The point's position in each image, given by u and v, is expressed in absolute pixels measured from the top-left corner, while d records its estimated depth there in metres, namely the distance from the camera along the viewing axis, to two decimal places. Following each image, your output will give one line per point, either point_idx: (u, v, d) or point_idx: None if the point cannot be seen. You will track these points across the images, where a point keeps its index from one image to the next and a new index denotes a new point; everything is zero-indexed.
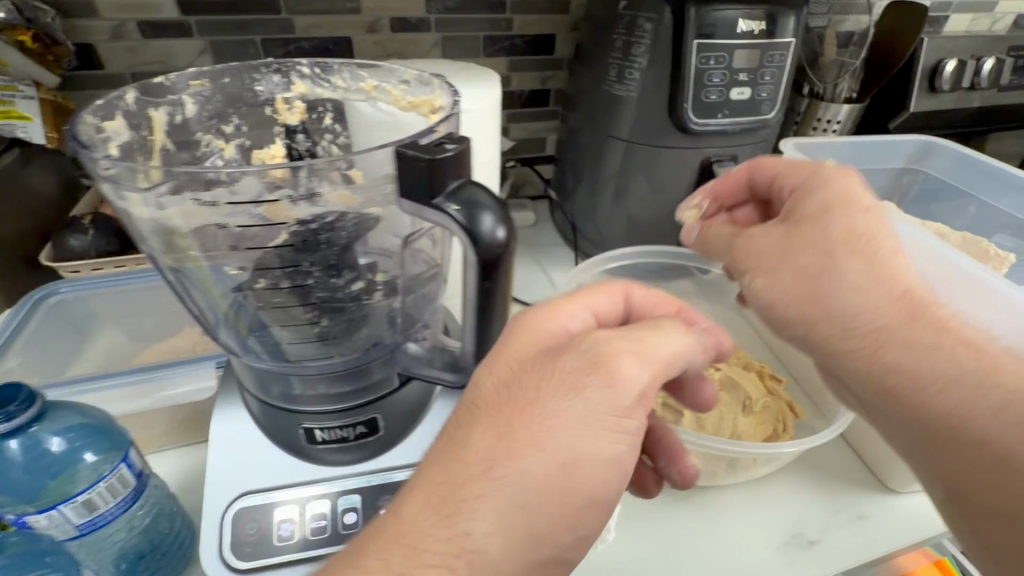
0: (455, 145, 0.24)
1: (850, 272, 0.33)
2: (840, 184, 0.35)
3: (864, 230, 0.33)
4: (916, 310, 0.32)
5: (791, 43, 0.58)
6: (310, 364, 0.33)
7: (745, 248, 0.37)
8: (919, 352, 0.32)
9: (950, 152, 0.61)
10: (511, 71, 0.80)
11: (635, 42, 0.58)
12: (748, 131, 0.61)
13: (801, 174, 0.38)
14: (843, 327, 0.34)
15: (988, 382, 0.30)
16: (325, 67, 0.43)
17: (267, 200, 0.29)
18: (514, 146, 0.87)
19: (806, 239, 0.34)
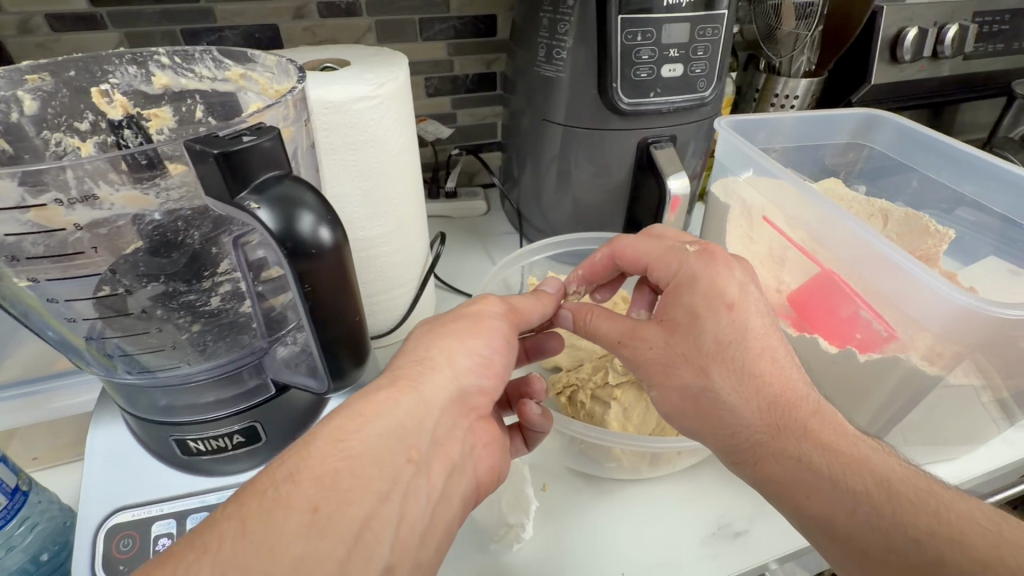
0: (252, 137, 0.26)
1: (720, 386, 0.38)
2: (707, 279, 0.40)
3: (732, 344, 0.38)
4: (784, 422, 0.37)
5: (725, 16, 0.56)
6: (169, 376, 0.35)
7: (635, 357, 0.41)
8: (789, 464, 0.36)
9: (893, 127, 0.61)
10: (452, 55, 0.77)
11: (561, 20, 0.56)
12: (684, 110, 0.59)
13: (671, 267, 0.43)
14: (726, 440, 0.38)
15: (842, 487, 0.34)
16: (185, 56, 0.42)
17: (33, 205, 0.28)
18: (463, 132, 0.85)
19: (683, 354, 0.39)
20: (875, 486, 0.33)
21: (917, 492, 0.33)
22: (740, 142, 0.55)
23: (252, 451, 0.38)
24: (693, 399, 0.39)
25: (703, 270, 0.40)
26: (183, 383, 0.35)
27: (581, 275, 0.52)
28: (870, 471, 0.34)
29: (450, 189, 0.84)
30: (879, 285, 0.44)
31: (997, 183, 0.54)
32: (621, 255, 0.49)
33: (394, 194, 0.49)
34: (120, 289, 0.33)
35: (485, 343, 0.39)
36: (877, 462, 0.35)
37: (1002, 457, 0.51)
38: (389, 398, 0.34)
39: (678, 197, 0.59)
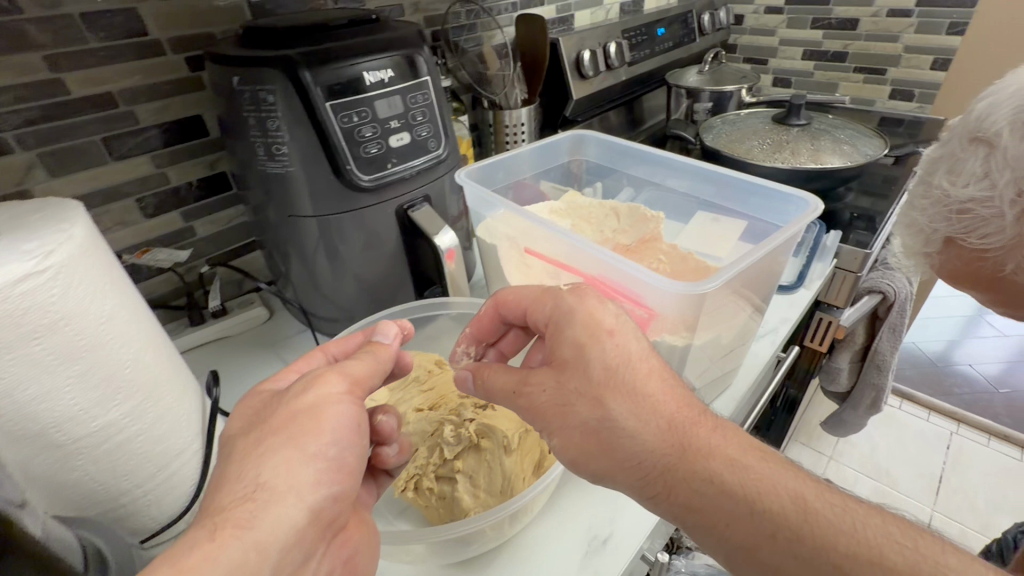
0: None
1: (619, 416, 0.39)
2: (583, 311, 0.42)
3: (621, 369, 0.40)
4: (689, 446, 0.39)
5: (428, 82, 0.60)
6: None
7: (531, 403, 0.41)
8: (704, 485, 0.38)
9: (594, 141, 0.73)
10: (163, 167, 0.68)
11: (268, 116, 0.53)
12: (425, 171, 0.61)
13: (547, 306, 0.45)
14: (635, 471, 0.39)
15: (759, 509, 0.37)
16: None
17: None
18: (209, 242, 0.75)
19: (576, 389, 0.39)
20: (791, 505, 0.37)
21: (831, 513, 0.38)
22: (477, 188, 0.59)
23: None
24: (593, 434, 0.39)
25: (579, 303, 0.43)
26: None
27: (472, 333, 0.53)
28: (786, 492, 0.38)
29: (217, 307, 0.73)
30: (615, 282, 0.51)
31: (676, 171, 0.68)
32: (506, 306, 0.49)
33: (126, 360, 0.40)
34: None
35: (328, 442, 0.36)
36: (786, 481, 0.38)
37: (754, 369, 0.65)
38: (206, 558, 0.29)
39: (452, 249, 0.62)
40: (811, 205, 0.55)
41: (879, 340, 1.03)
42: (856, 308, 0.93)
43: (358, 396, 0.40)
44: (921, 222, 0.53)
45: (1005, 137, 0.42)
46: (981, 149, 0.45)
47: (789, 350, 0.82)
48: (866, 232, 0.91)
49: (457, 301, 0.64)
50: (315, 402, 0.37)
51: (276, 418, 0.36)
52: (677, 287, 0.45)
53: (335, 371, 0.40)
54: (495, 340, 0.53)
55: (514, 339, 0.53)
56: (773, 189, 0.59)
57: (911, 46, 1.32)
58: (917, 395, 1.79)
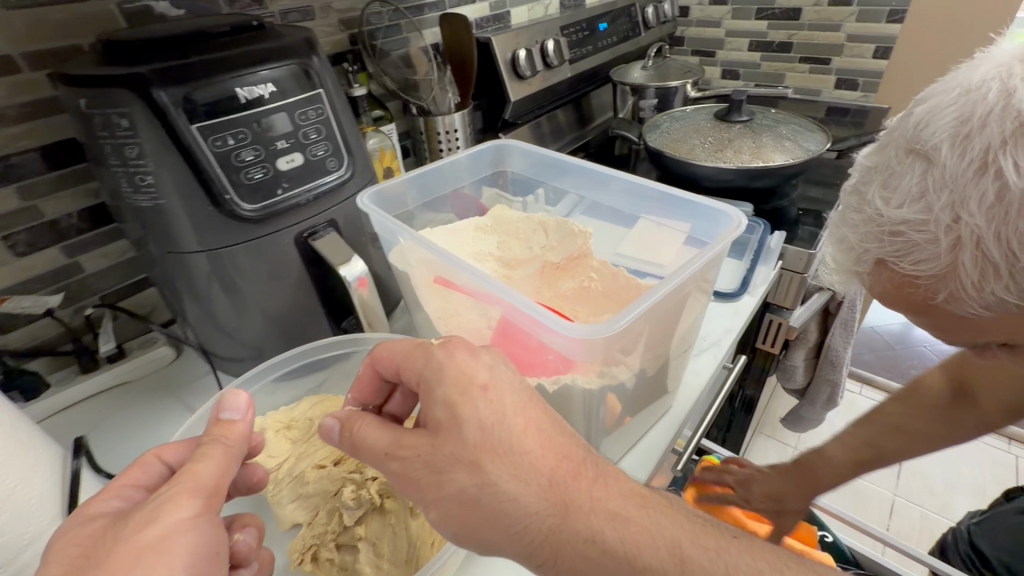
0: None
1: (499, 481, 0.35)
2: (452, 367, 0.38)
3: (495, 431, 0.36)
4: (570, 505, 0.35)
5: (322, 94, 0.54)
6: None
7: (402, 471, 0.37)
8: (586, 548, 0.35)
9: (516, 150, 0.68)
10: (31, 200, 0.60)
11: (125, 144, 0.46)
12: (327, 194, 0.55)
13: (417, 362, 0.40)
14: (518, 538, 0.35)
15: (639, 565, 0.35)
16: None
17: None
18: (98, 280, 0.67)
19: (450, 453, 0.36)
20: (669, 558, 0.36)
21: (705, 556, 0.36)
22: (381, 215, 0.53)
23: None
24: (469, 502, 0.36)
25: (449, 358, 0.39)
26: None
27: (354, 395, 0.47)
28: (663, 540, 0.36)
29: (113, 349, 0.66)
30: (521, 321, 0.46)
31: (601, 183, 0.64)
32: (382, 363, 0.44)
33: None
34: None
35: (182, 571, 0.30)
36: (664, 526, 0.37)
37: (696, 386, 0.61)
38: None
39: (363, 276, 0.56)
40: (735, 220, 0.51)
41: (832, 335, 1.02)
42: (806, 308, 0.91)
43: (218, 510, 0.34)
44: (849, 238, 0.45)
45: (944, 151, 0.36)
46: (916, 162, 0.38)
47: (738, 358, 0.79)
48: (811, 231, 0.89)
49: (372, 335, 0.58)
50: (169, 531, 0.30)
51: (113, 551, 0.29)
52: (587, 331, 0.40)
53: (189, 488, 0.33)
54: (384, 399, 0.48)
55: (400, 399, 0.47)
56: (700, 203, 0.55)
57: (853, 34, 1.31)
58: (877, 379, 1.82)
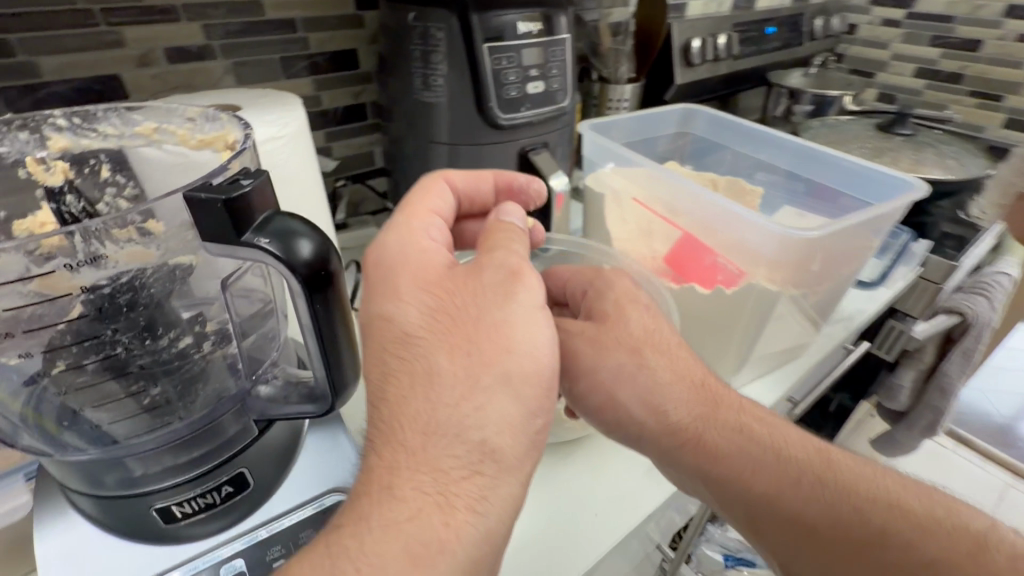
0: (250, 180, 0.29)
1: (654, 367, 0.48)
2: (620, 285, 0.52)
3: (656, 332, 0.50)
4: (718, 402, 0.48)
5: (567, 39, 0.66)
6: (138, 442, 0.35)
7: (568, 343, 0.49)
8: (728, 436, 0.47)
9: (704, 116, 0.78)
10: (319, 90, 0.78)
11: (431, 51, 0.61)
12: (550, 121, 0.68)
13: (588, 276, 0.54)
14: (668, 424, 0.47)
15: (781, 458, 0.46)
16: (87, 115, 0.41)
17: (37, 274, 0.32)
18: (340, 164, 0.85)
19: (616, 337, 0.48)
20: (814, 457, 0.46)
21: (848, 462, 0.46)
22: (602, 141, 0.66)
23: (235, 505, 0.37)
24: (629, 377, 0.47)
25: (617, 280, 0.53)
26: (145, 450, 0.35)
27: (525, 296, 0.60)
28: (809, 447, 0.47)
29: (341, 221, 0.83)
30: (725, 236, 0.57)
31: (780, 153, 0.73)
32: (555, 278, 0.57)
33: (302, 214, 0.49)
34: (75, 357, 0.34)
35: (515, 332, 0.39)
36: (807, 441, 0.47)
37: (822, 347, 0.69)
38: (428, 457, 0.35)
39: (562, 193, 0.69)
40: (914, 186, 0.59)
41: (948, 362, 1.02)
42: (931, 324, 0.93)
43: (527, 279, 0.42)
44: None
45: None
46: None
47: (859, 345, 0.83)
48: (954, 250, 0.92)
49: (559, 239, 0.69)
50: (514, 314, 0.39)
51: (461, 296, 0.40)
52: (788, 232, 0.51)
53: (529, 275, 0.42)
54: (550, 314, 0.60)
55: (553, 314, 0.59)
56: (880, 172, 0.63)
57: None
58: (976, 441, 1.72)
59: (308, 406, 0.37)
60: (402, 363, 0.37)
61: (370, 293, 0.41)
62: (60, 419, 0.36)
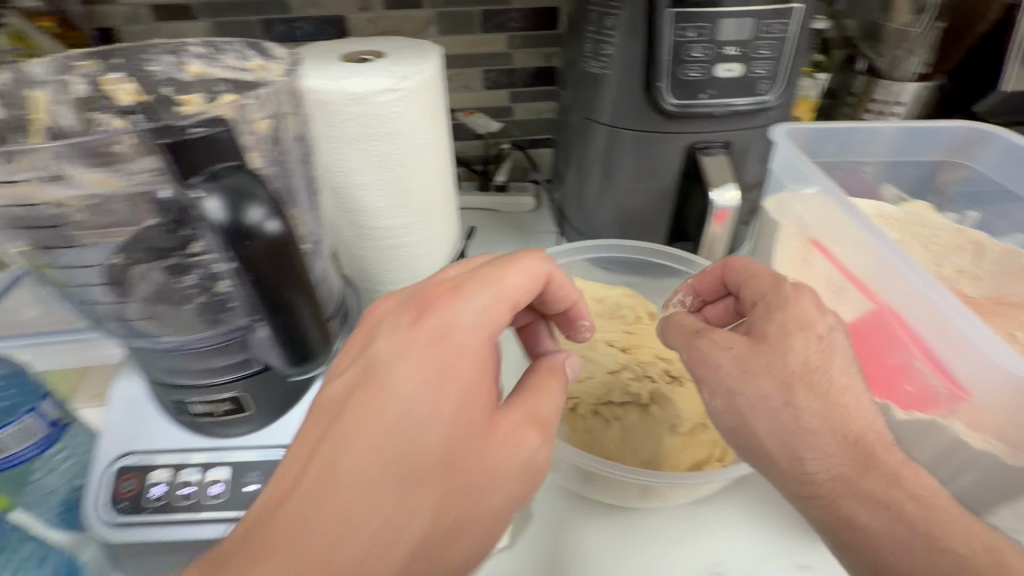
0: (204, 129, 0.23)
1: (803, 411, 0.34)
2: (795, 305, 0.37)
3: (818, 370, 0.35)
4: (872, 463, 0.33)
5: (798, 9, 0.49)
6: (167, 340, 0.33)
7: (703, 357, 0.37)
8: (871, 505, 0.32)
9: (999, 144, 0.53)
10: (511, 48, 0.76)
11: (609, 13, 0.52)
12: (741, 115, 0.54)
13: (763, 285, 0.40)
14: (798, 470, 0.34)
15: (937, 545, 0.30)
16: (216, 47, 0.39)
17: (18, 180, 0.28)
18: (518, 126, 0.84)
19: (765, 364, 0.35)
20: (981, 553, 0.30)
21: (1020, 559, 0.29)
22: (792, 151, 0.50)
23: (243, 419, 0.36)
24: (768, 416, 0.35)
25: (795, 296, 0.38)
26: (176, 347, 0.33)
27: (691, 286, 0.48)
28: (967, 532, 0.31)
29: (500, 183, 0.83)
30: (931, 331, 0.39)
31: None
32: (733, 272, 0.44)
33: (416, 158, 0.48)
34: (147, 255, 0.31)
35: (403, 410, 0.28)
36: (970, 523, 0.31)
37: None
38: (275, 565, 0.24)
39: (727, 209, 0.54)
40: None
41: None
42: None
43: (476, 388, 0.30)
44: None
45: None
46: None
47: None
48: None
49: None
50: (414, 414, 0.28)
51: (413, 360, 0.30)
52: None
53: (462, 385, 0.30)
54: (712, 300, 0.48)
55: (726, 309, 0.47)
56: None
57: None
58: None
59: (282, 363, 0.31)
60: (402, 378, 0.29)
61: (423, 285, 0.34)
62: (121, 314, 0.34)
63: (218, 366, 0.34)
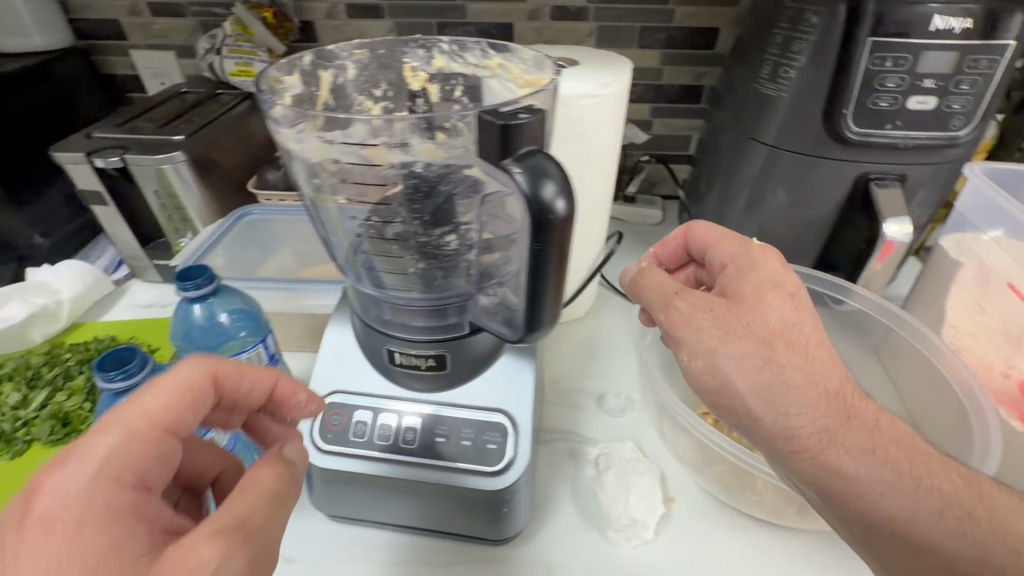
0: (530, 115, 0.26)
1: (784, 366, 0.34)
2: (766, 268, 0.39)
3: (795, 326, 0.36)
4: (852, 411, 0.33)
5: (1010, 47, 0.47)
6: (397, 295, 0.38)
7: (685, 317, 0.37)
8: (857, 454, 0.32)
9: None
10: (663, 65, 0.78)
11: (798, 37, 0.52)
12: (923, 149, 0.53)
13: (730, 249, 0.42)
14: (781, 428, 0.33)
15: (924, 484, 0.31)
16: (462, 44, 0.40)
17: (370, 144, 0.34)
18: (654, 141, 0.85)
19: (746, 325, 0.35)
20: (961, 484, 0.31)
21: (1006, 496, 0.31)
22: (993, 192, 0.47)
23: (438, 377, 0.40)
24: (752, 372, 0.34)
25: (763, 259, 0.39)
26: (403, 304, 0.38)
27: (654, 254, 0.49)
28: (956, 471, 0.32)
29: (630, 194, 0.85)
30: None
31: None
32: (695, 237, 0.45)
33: (596, 161, 0.51)
34: (392, 215, 0.38)
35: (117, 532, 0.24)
36: (946, 466, 0.32)
37: None
38: None
39: (893, 243, 0.52)
40: None
41: None
42: None
43: (148, 470, 0.26)
44: None
45: None
46: None
47: None
48: None
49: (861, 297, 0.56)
50: (94, 494, 0.24)
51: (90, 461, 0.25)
52: None
53: (142, 449, 0.26)
54: (679, 267, 0.49)
55: (687, 277, 0.48)
56: None
57: None
58: None
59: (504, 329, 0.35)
60: (120, 468, 0.25)
61: (176, 376, 0.29)
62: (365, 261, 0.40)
63: (433, 326, 0.38)
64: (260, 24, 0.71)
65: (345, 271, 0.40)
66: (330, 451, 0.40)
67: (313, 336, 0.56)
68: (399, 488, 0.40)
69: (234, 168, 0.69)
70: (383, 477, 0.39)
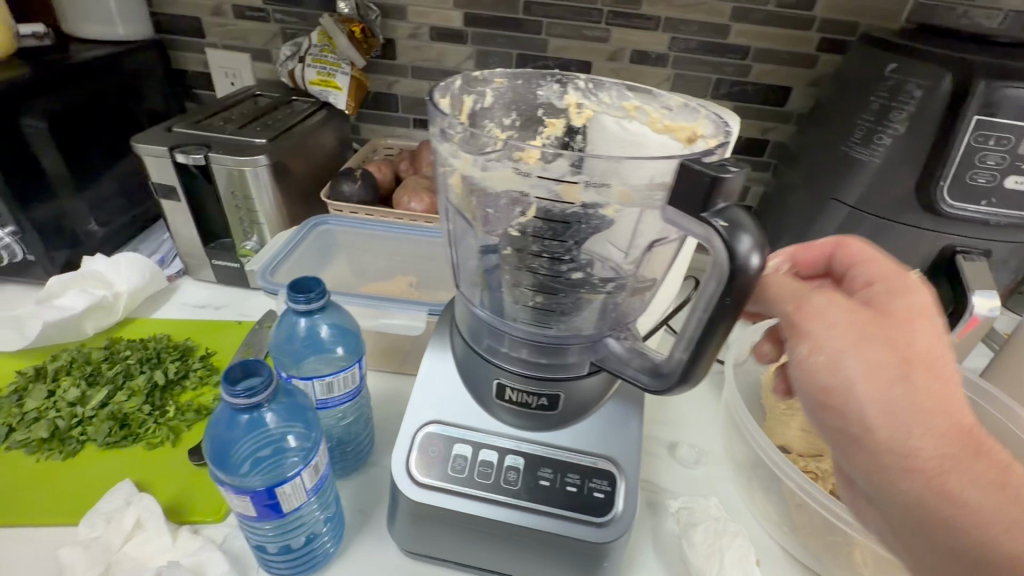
0: (735, 167, 0.25)
1: (924, 388, 0.27)
2: (925, 284, 0.31)
3: (949, 353, 0.28)
4: (984, 449, 0.26)
5: None
6: (518, 326, 0.37)
7: (812, 309, 0.30)
8: (1001, 515, 0.25)
9: None
10: None
11: (896, 107, 0.54)
12: (1013, 227, 0.53)
13: (886, 264, 0.33)
14: (901, 455, 0.27)
15: None
16: (598, 82, 0.41)
17: (566, 181, 0.31)
18: None
19: (882, 328, 0.28)
20: None
21: None
22: None
23: (546, 417, 0.38)
24: (876, 381, 0.27)
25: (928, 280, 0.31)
26: (523, 336, 0.37)
27: (788, 254, 0.39)
28: None
29: None
30: None
31: None
32: (849, 251, 0.35)
33: None
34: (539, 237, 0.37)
35: None
36: None
37: None
38: None
39: (981, 318, 0.52)
40: None
41: None
42: None
43: None
44: None
45: None
46: None
47: None
48: None
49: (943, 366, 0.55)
50: None
51: None
52: None
53: None
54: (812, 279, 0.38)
55: None
56: None
57: None
58: None
59: (643, 376, 0.33)
60: None
61: None
62: (489, 282, 0.40)
63: (547, 362, 0.37)
64: (344, 36, 0.71)
65: (467, 292, 0.40)
66: (427, 485, 0.38)
67: (382, 356, 0.54)
68: (494, 530, 0.38)
69: (305, 174, 0.69)
70: (481, 518, 0.37)
